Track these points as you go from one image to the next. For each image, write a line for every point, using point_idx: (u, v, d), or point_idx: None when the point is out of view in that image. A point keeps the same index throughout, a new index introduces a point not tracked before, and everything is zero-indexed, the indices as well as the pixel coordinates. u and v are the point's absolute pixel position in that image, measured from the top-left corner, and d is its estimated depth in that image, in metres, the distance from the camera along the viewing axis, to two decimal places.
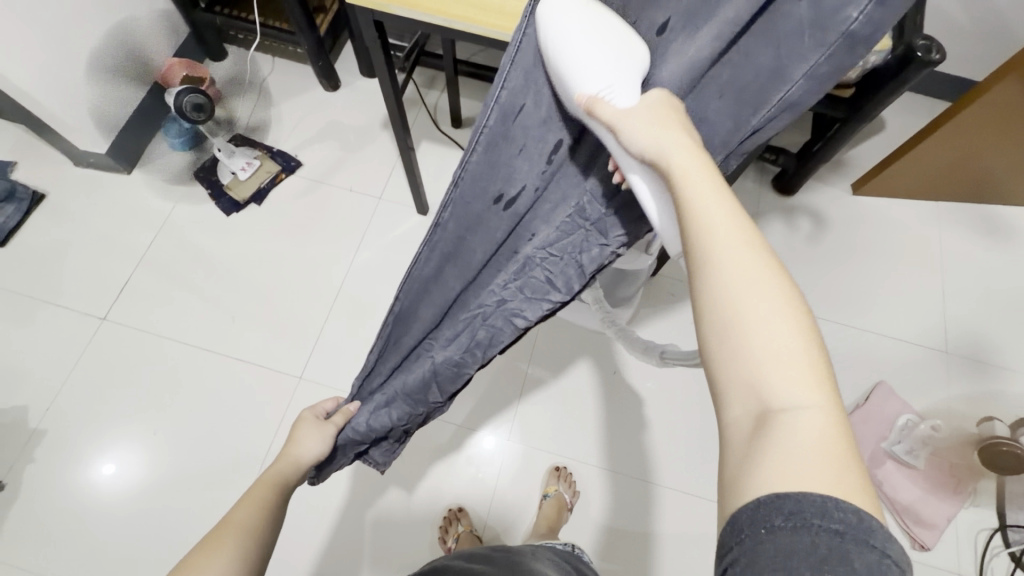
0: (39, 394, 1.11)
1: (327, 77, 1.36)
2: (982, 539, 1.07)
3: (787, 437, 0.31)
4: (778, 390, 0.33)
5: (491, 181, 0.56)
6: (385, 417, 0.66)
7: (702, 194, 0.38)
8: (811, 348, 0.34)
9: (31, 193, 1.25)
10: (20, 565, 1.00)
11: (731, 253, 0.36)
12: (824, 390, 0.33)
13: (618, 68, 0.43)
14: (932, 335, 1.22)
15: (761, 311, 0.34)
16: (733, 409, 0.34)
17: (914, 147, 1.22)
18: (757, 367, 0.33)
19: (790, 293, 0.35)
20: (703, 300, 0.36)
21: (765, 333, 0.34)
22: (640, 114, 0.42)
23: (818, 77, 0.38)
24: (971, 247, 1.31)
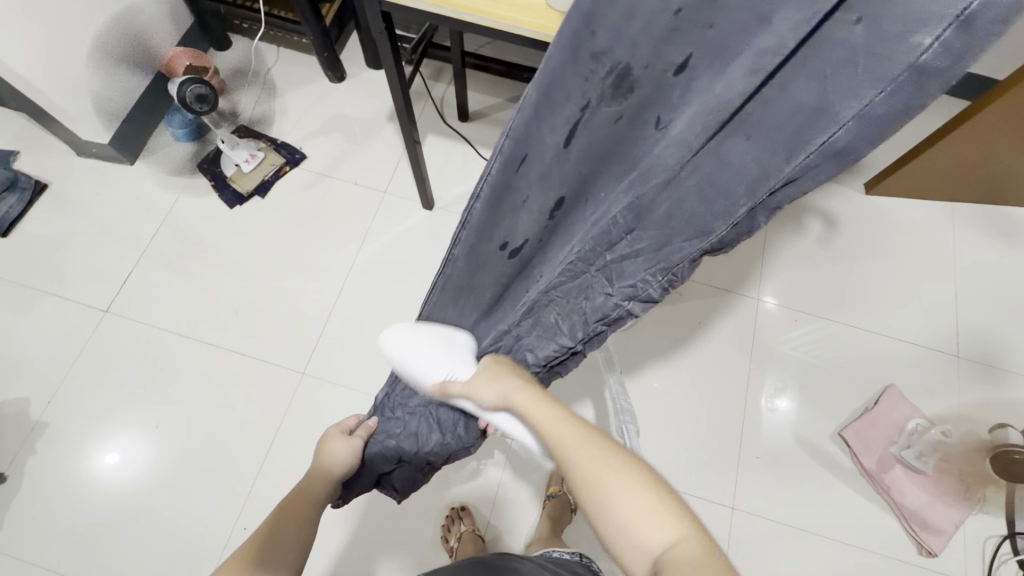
0: (41, 386, 1.10)
1: (332, 68, 1.34)
2: (990, 546, 1.05)
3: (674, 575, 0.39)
4: (651, 538, 0.42)
5: (497, 231, 0.60)
6: (414, 441, 0.72)
7: (547, 416, 0.53)
8: (657, 494, 0.44)
9: (33, 182, 1.23)
10: (21, 556, 1.00)
11: (582, 455, 0.48)
12: (680, 522, 0.43)
13: (451, 358, 0.67)
14: (944, 339, 1.21)
15: (614, 485, 0.45)
16: (633, 565, 0.43)
17: (932, 144, 1.19)
18: (631, 527, 0.43)
19: (629, 463, 0.47)
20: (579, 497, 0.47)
21: (620, 499, 0.44)
22: (483, 380, 0.61)
23: (871, 119, 0.36)
24: (985, 249, 1.29)
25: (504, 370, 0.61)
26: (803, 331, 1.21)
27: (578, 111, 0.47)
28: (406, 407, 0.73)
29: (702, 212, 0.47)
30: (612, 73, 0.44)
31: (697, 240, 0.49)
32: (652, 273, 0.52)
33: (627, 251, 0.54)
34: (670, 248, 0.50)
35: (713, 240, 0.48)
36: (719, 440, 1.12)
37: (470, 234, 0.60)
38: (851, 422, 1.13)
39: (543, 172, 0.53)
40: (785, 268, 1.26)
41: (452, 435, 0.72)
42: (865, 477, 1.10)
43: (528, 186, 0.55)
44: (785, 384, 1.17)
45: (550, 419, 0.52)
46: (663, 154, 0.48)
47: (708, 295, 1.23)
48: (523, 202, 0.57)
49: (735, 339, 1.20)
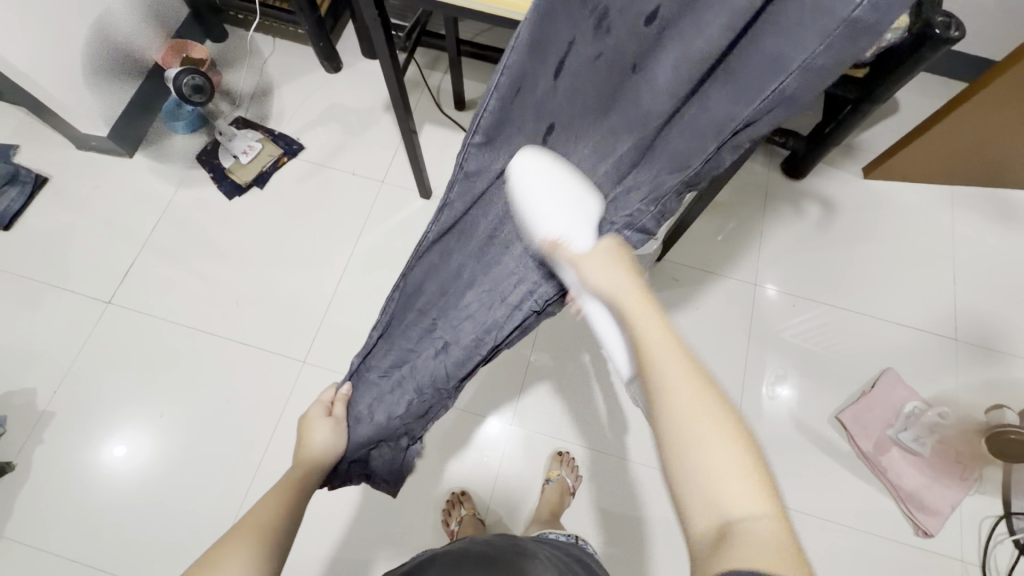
0: (46, 377, 1.12)
1: (329, 58, 1.34)
2: (986, 526, 1.06)
3: (738, 546, 0.34)
4: (730, 500, 0.37)
5: (494, 161, 0.63)
6: (386, 406, 0.71)
7: (649, 326, 0.46)
8: (743, 454, 0.39)
9: (34, 176, 1.24)
10: (32, 543, 1.02)
11: (679, 379, 0.42)
12: (769, 498, 0.37)
13: (574, 215, 0.59)
14: (942, 323, 1.21)
15: (699, 428, 0.39)
16: (698, 519, 0.38)
17: (929, 128, 1.19)
18: (706, 477, 0.38)
19: (722, 404, 0.41)
20: (654, 422, 0.42)
21: (710, 442, 0.39)
22: (594, 258, 0.55)
23: (813, 69, 0.41)
24: (983, 233, 1.28)
25: (614, 259, 0.55)
26: (801, 317, 1.21)
27: (564, 45, 0.52)
28: (378, 370, 0.72)
29: (685, 151, 0.54)
30: (594, 12, 0.49)
31: (679, 172, 0.56)
32: (647, 203, 0.59)
33: (630, 185, 0.61)
34: (661, 180, 0.58)
35: (693, 172, 0.55)
36: None
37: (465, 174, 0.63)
38: (849, 405, 1.14)
39: (539, 100, 0.58)
40: (783, 254, 1.26)
41: (437, 394, 0.71)
42: (862, 459, 1.11)
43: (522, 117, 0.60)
44: (784, 370, 1.17)
45: (654, 327, 0.46)
46: (653, 102, 0.53)
47: (705, 281, 1.23)
48: (514, 131, 0.61)
49: (732, 324, 1.20)
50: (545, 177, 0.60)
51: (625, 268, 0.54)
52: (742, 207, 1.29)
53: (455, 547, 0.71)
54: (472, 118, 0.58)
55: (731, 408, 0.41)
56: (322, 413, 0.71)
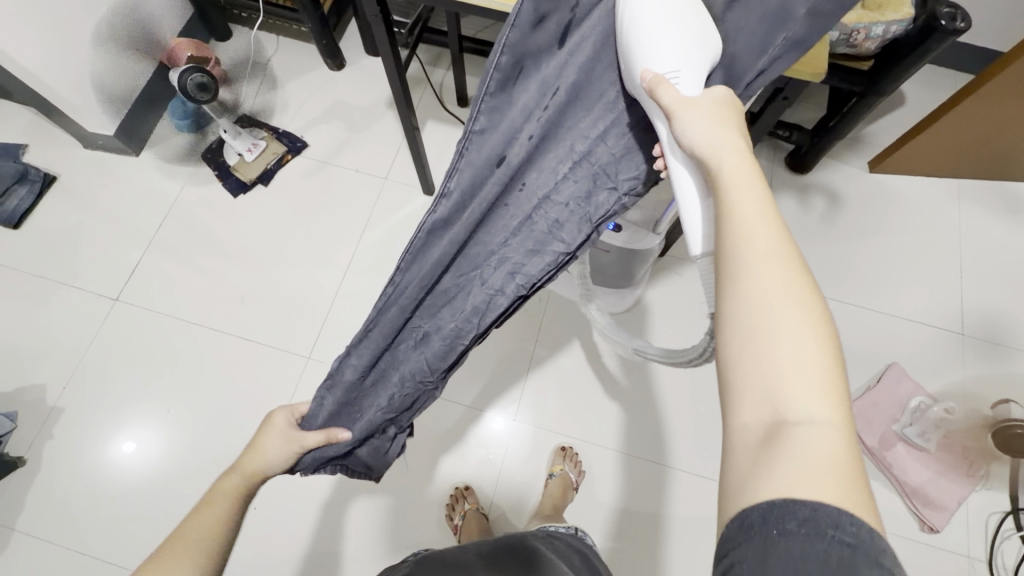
0: (55, 372, 1.14)
1: (332, 56, 1.35)
2: (993, 523, 1.06)
3: (794, 456, 0.32)
4: (795, 401, 0.33)
5: (491, 137, 0.54)
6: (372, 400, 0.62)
7: (748, 202, 0.39)
8: (823, 356, 0.34)
9: (42, 175, 1.26)
10: (43, 536, 1.03)
11: (760, 262, 0.36)
12: (839, 406, 0.34)
13: (686, 55, 0.45)
14: (949, 318, 1.20)
15: (779, 318, 0.35)
16: (747, 413, 0.35)
17: (934, 122, 1.18)
18: (778, 377, 0.34)
19: (810, 298, 0.36)
20: (726, 304, 0.37)
21: (787, 338, 0.34)
22: (697, 115, 0.44)
23: (818, 14, 0.47)
24: (990, 227, 1.27)
25: (724, 124, 0.44)
26: None
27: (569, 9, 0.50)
28: (352, 371, 0.60)
29: None
30: None
31: None
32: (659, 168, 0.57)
33: None
34: None
35: None
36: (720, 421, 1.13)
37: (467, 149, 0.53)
38: (854, 400, 1.14)
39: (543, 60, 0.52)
40: None
41: (420, 387, 0.62)
42: (868, 455, 1.11)
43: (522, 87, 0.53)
44: None
45: (745, 200, 0.39)
46: None
47: None
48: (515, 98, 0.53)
49: None
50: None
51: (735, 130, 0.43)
52: None
53: (458, 550, 0.71)
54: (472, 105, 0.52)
55: (821, 309, 0.36)
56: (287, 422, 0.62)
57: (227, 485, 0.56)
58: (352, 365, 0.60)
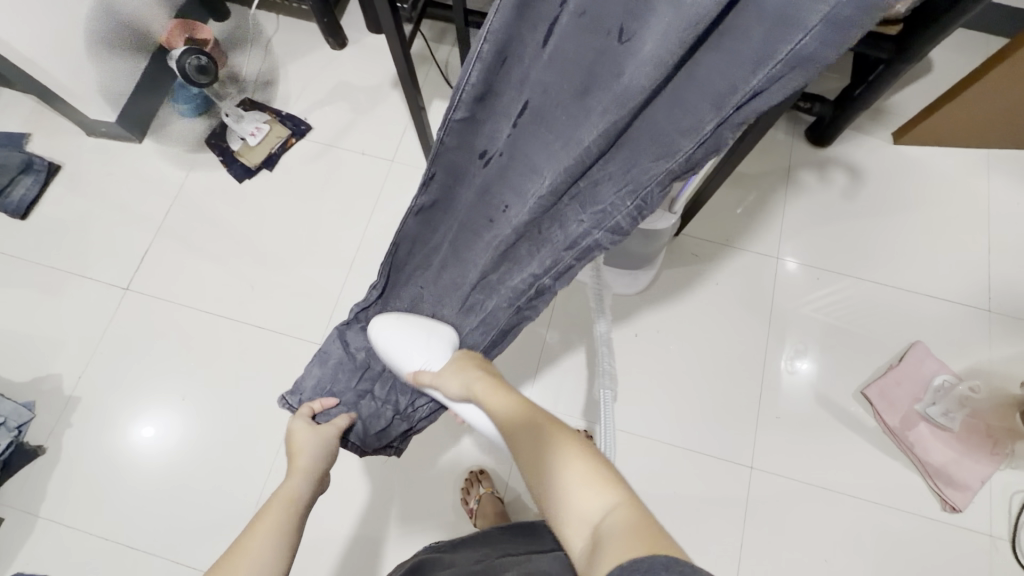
0: (71, 363, 1.14)
1: (333, 34, 1.31)
2: (1017, 501, 1.04)
3: (603, 541, 0.43)
4: (591, 507, 0.47)
5: (475, 140, 0.63)
6: (382, 352, 0.83)
7: (503, 407, 0.63)
8: (593, 466, 0.50)
9: (47, 164, 1.25)
10: (67, 522, 1.05)
11: (526, 439, 0.57)
12: (617, 491, 0.48)
13: (428, 348, 0.76)
14: (974, 293, 1.16)
15: (551, 460, 0.52)
16: (575, 539, 0.47)
17: (968, 88, 1.12)
18: (570, 499, 0.49)
19: (567, 437, 0.54)
20: (529, 480, 0.54)
21: (561, 471, 0.51)
22: (448, 368, 0.72)
23: (832, 24, 0.38)
24: (1019, 199, 1.22)
25: (469, 362, 0.71)
26: (824, 290, 1.17)
27: (556, 8, 0.49)
28: None
29: (672, 131, 0.50)
30: None
31: (663, 160, 0.53)
32: (623, 194, 0.57)
33: (600, 177, 0.59)
34: (639, 169, 0.55)
35: (680, 160, 0.52)
36: (737, 401, 1.11)
37: (450, 144, 0.63)
38: (874, 379, 1.11)
39: (525, 71, 0.55)
40: (806, 226, 1.21)
41: None
42: (889, 435, 1.09)
43: (509, 83, 0.57)
44: (806, 346, 1.14)
45: (505, 410, 0.62)
46: (636, 74, 0.50)
47: (724, 254, 1.20)
48: (500, 104, 0.59)
49: (755, 300, 1.17)
50: (396, 324, 0.78)
51: (474, 366, 0.70)
52: (763, 177, 1.24)
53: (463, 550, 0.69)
54: (454, 92, 0.57)
55: (570, 435, 0.55)
56: (304, 423, 0.76)
57: (292, 484, 0.66)
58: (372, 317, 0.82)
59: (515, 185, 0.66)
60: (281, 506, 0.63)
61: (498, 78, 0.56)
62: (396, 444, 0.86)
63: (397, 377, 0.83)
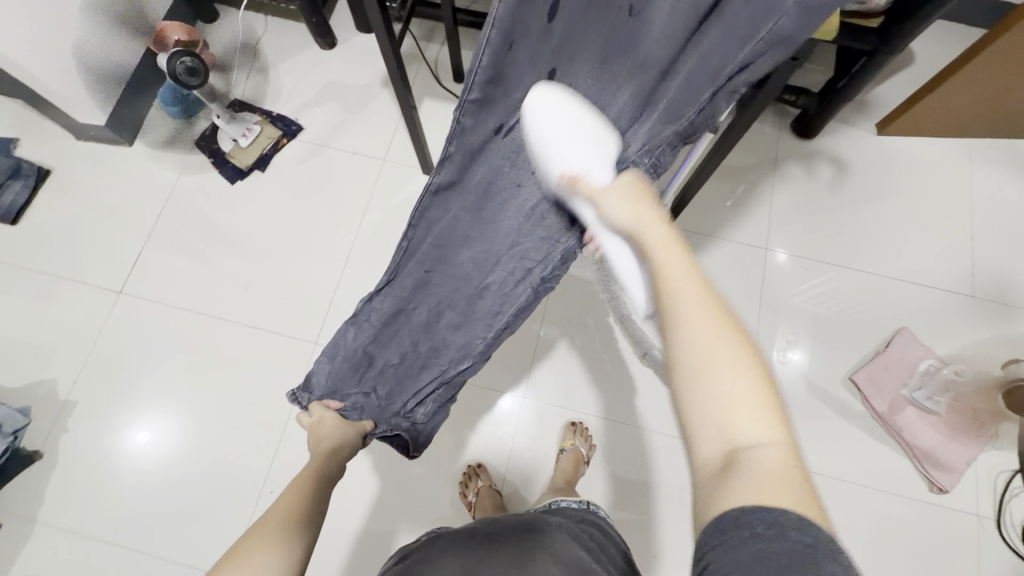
0: (66, 368, 1.14)
1: (322, 34, 1.31)
2: (1002, 481, 1.06)
3: (749, 472, 0.36)
4: (742, 430, 0.38)
5: (493, 116, 0.70)
6: (385, 349, 0.84)
7: (670, 258, 0.47)
8: (762, 383, 0.39)
9: (36, 169, 1.24)
10: (66, 526, 1.05)
11: (692, 307, 0.42)
12: (782, 428, 0.38)
13: (593, 149, 0.63)
14: (958, 280, 1.19)
15: (714, 353, 0.40)
16: (703, 444, 0.39)
17: (946, 79, 1.14)
18: (721, 410, 0.38)
19: (740, 333, 0.41)
20: (669, 341, 0.42)
21: (725, 373, 0.39)
22: (618, 188, 0.58)
23: (808, 8, 0.43)
24: (1000, 186, 1.25)
25: (638, 193, 0.57)
26: (812, 280, 1.20)
27: None
28: (378, 321, 0.83)
29: (679, 100, 0.57)
30: None
31: (673, 123, 0.59)
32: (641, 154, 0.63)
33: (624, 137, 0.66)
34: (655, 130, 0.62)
35: (686, 123, 0.59)
36: None
37: (468, 124, 0.69)
38: (862, 366, 1.14)
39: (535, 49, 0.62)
40: (794, 217, 1.23)
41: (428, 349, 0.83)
42: (877, 420, 1.11)
43: (521, 65, 0.64)
44: (796, 335, 1.16)
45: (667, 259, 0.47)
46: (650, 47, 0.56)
47: (714, 246, 1.22)
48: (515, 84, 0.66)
49: (745, 291, 1.19)
50: (560, 106, 0.65)
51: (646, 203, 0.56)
52: (751, 169, 1.26)
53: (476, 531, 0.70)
54: (466, 75, 0.62)
55: (743, 332, 0.41)
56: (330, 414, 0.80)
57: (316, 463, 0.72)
58: (376, 312, 0.83)
59: None
60: (304, 481, 0.68)
61: (507, 58, 0.61)
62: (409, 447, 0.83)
63: (400, 375, 0.84)
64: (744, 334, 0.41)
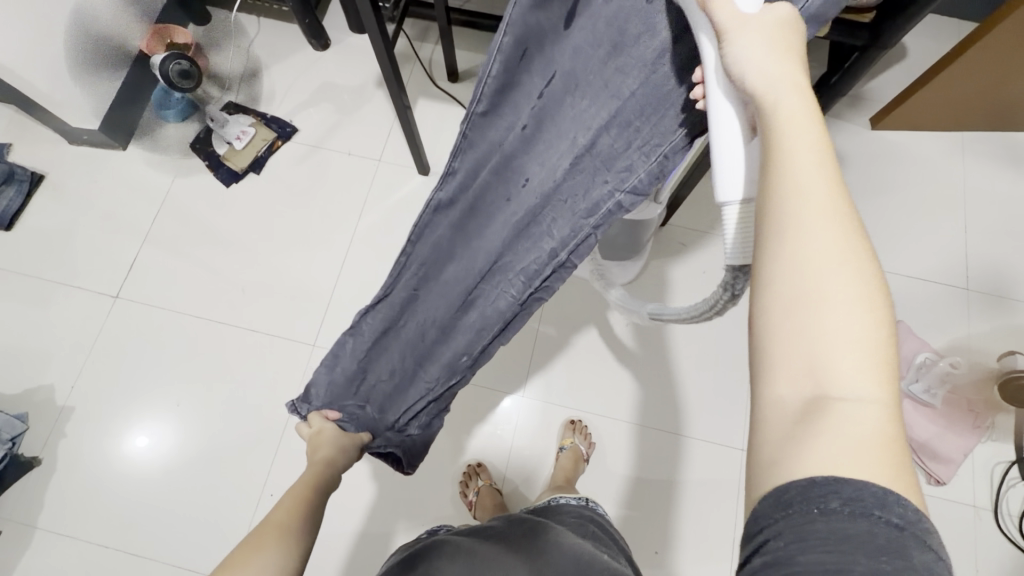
0: (63, 373, 1.14)
1: (316, 36, 1.30)
2: (999, 472, 1.07)
3: (838, 426, 0.30)
4: (841, 376, 0.30)
5: (496, 126, 0.63)
6: (377, 364, 0.80)
7: (807, 148, 0.35)
8: (880, 328, 0.31)
9: (29, 174, 1.23)
10: (65, 533, 1.05)
11: (813, 216, 0.33)
12: (890, 386, 0.31)
13: None
14: (953, 273, 1.19)
15: (827, 280, 0.32)
16: (787, 383, 0.32)
17: (937, 74, 1.14)
18: (823, 346, 0.31)
19: (867, 260, 0.33)
20: (769, 254, 0.34)
21: (836, 306, 0.31)
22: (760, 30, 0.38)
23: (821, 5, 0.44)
24: (994, 179, 1.26)
25: (786, 47, 0.38)
26: None
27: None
28: (371, 335, 0.79)
29: None
30: None
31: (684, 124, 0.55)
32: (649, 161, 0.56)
33: None
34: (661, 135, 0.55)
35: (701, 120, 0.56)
36: (725, 386, 1.14)
37: (470, 135, 0.64)
38: None
39: (544, 55, 0.58)
40: None
41: (416, 364, 0.79)
42: None
43: (531, 73, 0.59)
44: None
45: (804, 151, 0.34)
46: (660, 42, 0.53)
47: (709, 242, 1.22)
48: (523, 92, 0.60)
49: None
50: None
51: (795, 64, 0.38)
52: None
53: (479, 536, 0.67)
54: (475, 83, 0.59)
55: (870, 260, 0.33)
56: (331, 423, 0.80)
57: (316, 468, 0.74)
58: (371, 327, 0.79)
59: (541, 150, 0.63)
60: (304, 485, 0.70)
61: (518, 69, 0.58)
62: (403, 459, 0.84)
63: (387, 389, 0.80)
64: (872, 255, 0.33)
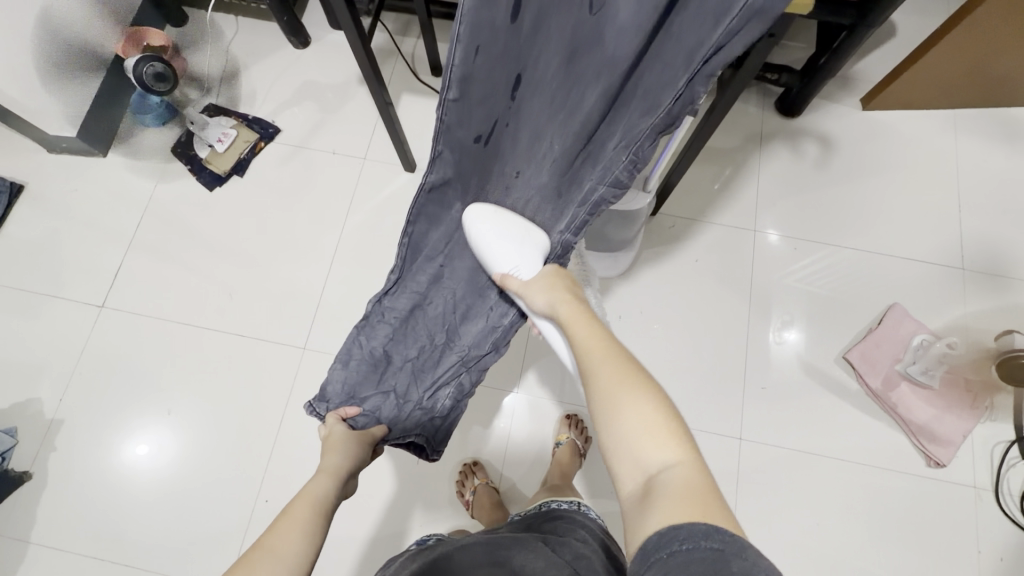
0: (52, 385, 1.12)
1: (294, 33, 1.28)
2: (999, 451, 1.07)
3: (659, 492, 0.44)
4: (650, 458, 0.48)
5: (469, 124, 0.64)
6: (400, 347, 0.82)
7: (587, 332, 0.61)
8: (662, 418, 0.50)
9: (8, 184, 1.21)
10: (59, 546, 1.04)
11: (602, 368, 0.56)
12: (681, 448, 0.48)
13: (522, 254, 0.71)
14: (949, 253, 1.18)
15: (621, 403, 0.52)
16: (627, 481, 0.48)
17: (930, 47, 1.12)
18: (630, 445, 0.49)
19: (641, 382, 0.53)
20: (594, 405, 0.54)
21: (629, 414, 0.50)
22: (538, 283, 0.69)
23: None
24: (987, 155, 1.24)
25: (560, 282, 0.70)
26: (803, 260, 1.19)
27: None
28: (391, 319, 0.81)
29: (654, 88, 0.55)
30: None
31: (649, 115, 0.57)
32: (621, 151, 0.61)
33: (605, 135, 0.63)
34: (634, 128, 0.59)
35: (664, 113, 0.56)
36: (723, 375, 1.12)
37: (446, 127, 0.63)
38: (855, 344, 1.13)
39: (501, 51, 0.56)
40: (782, 197, 1.22)
41: (441, 345, 0.82)
42: (873, 398, 1.10)
43: (491, 69, 0.58)
44: (792, 315, 1.16)
45: (586, 334, 0.61)
46: (618, 42, 0.54)
47: (700, 230, 1.20)
48: (487, 87, 0.60)
49: (735, 275, 1.18)
50: (494, 219, 0.72)
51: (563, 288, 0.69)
52: (735, 152, 1.25)
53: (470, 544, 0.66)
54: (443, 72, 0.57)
55: (643, 380, 0.54)
56: (341, 429, 0.77)
57: (318, 486, 0.68)
58: (391, 312, 0.81)
59: (522, 147, 0.69)
60: (306, 506, 0.64)
61: (477, 63, 0.57)
62: (429, 446, 0.83)
63: (414, 372, 0.82)
64: (643, 378, 0.54)
